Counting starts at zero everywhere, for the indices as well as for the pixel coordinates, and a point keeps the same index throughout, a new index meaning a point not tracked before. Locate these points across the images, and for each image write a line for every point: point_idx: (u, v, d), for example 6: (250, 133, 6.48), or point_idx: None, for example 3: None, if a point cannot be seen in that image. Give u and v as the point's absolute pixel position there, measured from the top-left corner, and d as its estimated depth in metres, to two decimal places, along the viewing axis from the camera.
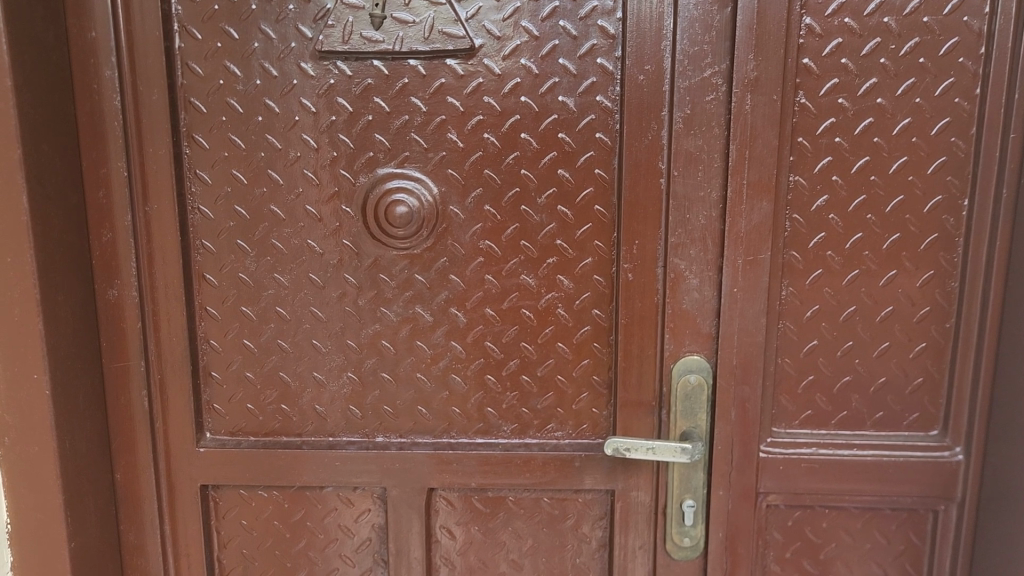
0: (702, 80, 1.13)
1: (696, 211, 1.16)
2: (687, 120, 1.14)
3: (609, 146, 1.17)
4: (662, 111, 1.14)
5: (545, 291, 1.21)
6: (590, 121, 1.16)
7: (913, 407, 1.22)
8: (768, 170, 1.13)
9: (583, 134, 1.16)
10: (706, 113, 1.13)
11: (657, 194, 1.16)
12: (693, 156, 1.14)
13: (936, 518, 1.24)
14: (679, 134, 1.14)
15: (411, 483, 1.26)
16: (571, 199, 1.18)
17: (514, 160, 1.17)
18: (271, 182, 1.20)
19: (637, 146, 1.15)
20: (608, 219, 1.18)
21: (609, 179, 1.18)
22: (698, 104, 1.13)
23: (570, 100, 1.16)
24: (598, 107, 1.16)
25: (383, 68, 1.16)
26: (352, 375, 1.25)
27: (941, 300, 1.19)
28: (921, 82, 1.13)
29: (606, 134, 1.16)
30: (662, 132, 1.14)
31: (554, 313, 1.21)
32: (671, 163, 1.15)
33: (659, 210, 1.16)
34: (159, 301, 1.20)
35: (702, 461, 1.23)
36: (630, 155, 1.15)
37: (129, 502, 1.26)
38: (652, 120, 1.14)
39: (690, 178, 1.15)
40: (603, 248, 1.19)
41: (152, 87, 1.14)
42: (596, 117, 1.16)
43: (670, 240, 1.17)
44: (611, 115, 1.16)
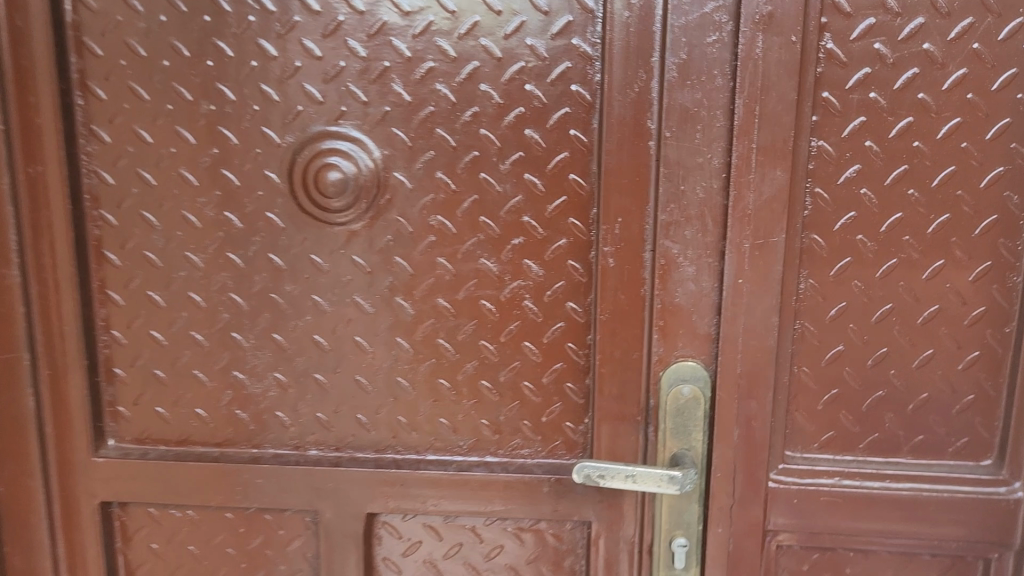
0: (701, 18, 0.90)
1: (693, 184, 0.94)
2: (682, 69, 0.91)
3: (589, 101, 0.95)
4: (653, 57, 0.92)
5: (509, 279, 1.00)
6: (564, 70, 0.95)
7: (961, 431, 0.99)
8: (783, 132, 0.91)
9: (556, 85, 0.95)
10: (706, 60, 0.91)
11: (646, 161, 0.94)
12: (689, 114, 0.92)
13: (987, 568, 1.01)
14: (673, 87, 0.92)
15: (347, 506, 1.05)
16: (541, 166, 0.97)
17: (472, 117, 0.97)
18: (182, 142, 1.00)
19: (620, 100, 0.93)
20: (586, 191, 0.97)
21: (589, 142, 0.96)
22: (695, 48, 0.91)
23: (541, 42, 0.94)
24: (575, 52, 0.94)
25: (313, 3, 0.95)
26: (280, 375, 1.05)
27: (999, 299, 0.95)
28: (980, 24, 0.89)
29: (582, 86, 0.95)
30: (652, 84, 0.92)
31: (520, 305, 1.00)
32: (664, 121, 0.92)
33: (647, 181, 0.94)
34: (46, 282, 1.02)
35: (698, 492, 1.01)
36: (611, 111, 0.93)
37: (15, 518, 1.08)
38: (640, 68, 0.92)
39: (685, 141, 0.93)
40: (580, 226, 0.98)
41: (34, 23, 0.95)
42: (573, 65, 0.94)
43: (659, 219, 0.95)
44: (591, 62, 0.94)
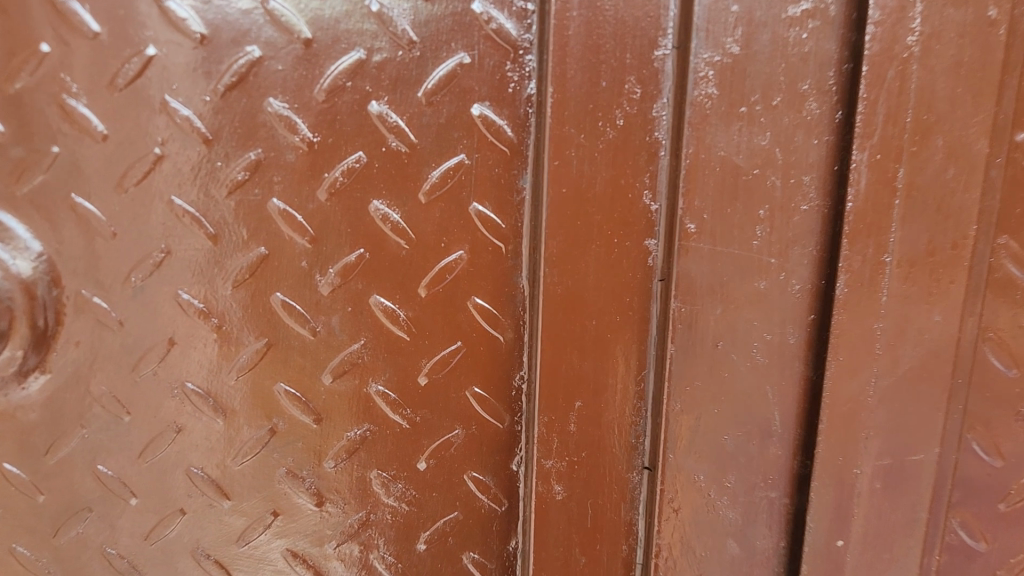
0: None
1: (744, 339, 0.41)
2: (728, 77, 0.38)
3: (511, 143, 0.43)
4: (660, 49, 0.39)
5: (342, 510, 0.48)
6: (454, 70, 0.42)
7: None
8: (948, 228, 0.39)
9: (435, 106, 0.43)
10: (783, 56, 0.38)
11: (640, 282, 0.42)
12: (738, 181, 0.39)
13: None
14: (704, 119, 0.39)
15: None
16: (406, 278, 0.45)
17: (249, 175, 0.43)
18: None
19: (582, 146, 0.40)
20: (504, 332, 0.46)
21: (511, 232, 0.44)
22: (759, 27, 0.38)
23: (400, 7, 0.42)
24: (478, 31, 0.42)
25: None
26: None
27: None
28: None
29: (493, 108, 0.43)
30: (655, 111, 0.40)
31: (367, 559, 0.49)
32: (682, 199, 0.40)
33: (641, 326, 0.42)
34: None
35: None
36: (560, 172, 0.41)
37: None
38: (628, 71, 0.40)
39: (730, 242, 0.40)
40: (489, 405, 0.47)
41: None
42: (475, 62, 0.42)
43: (665, 410, 0.43)
44: (516, 54, 0.42)
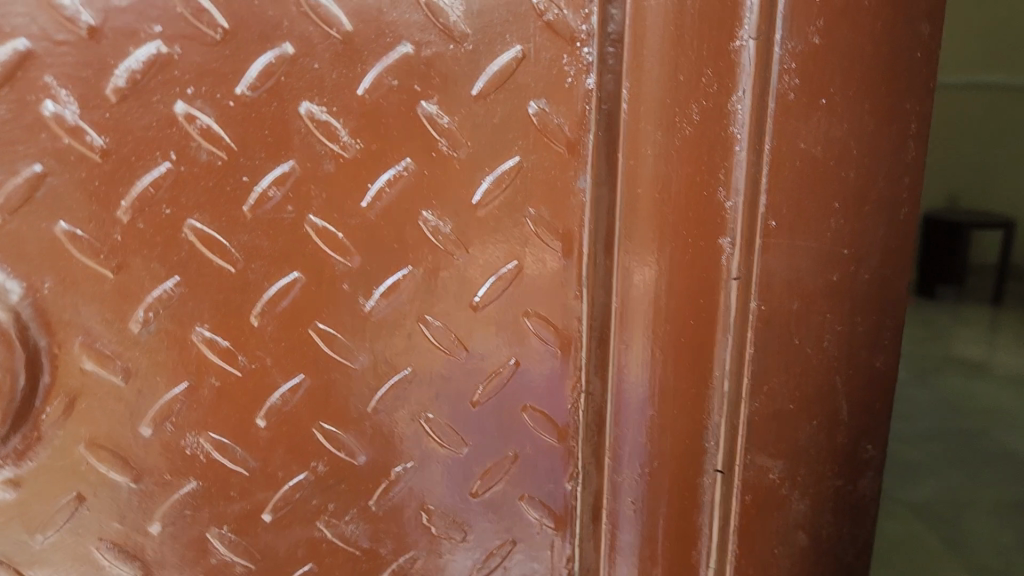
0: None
1: (818, 333, 0.41)
2: (811, 67, 0.37)
3: (565, 140, 0.40)
4: (739, 38, 0.37)
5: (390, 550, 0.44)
6: (510, 64, 0.39)
7: None
8: None
9: (488, 105, 0.39)
10: (862, 46, 0.38)
11: (713, 281, 0.40)
12: (816, 174, 0.39)
13: None
14: (788, 112, 0.38)
15: None
16: (456, 295, 0.41)
17: (289, 191, 0.38)
18: None
19: (659, 145, 0.39)
20: (560, 344, 0.43)
21: (562, 235, 0.41)
22: (845, 18, 0.37)
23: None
24: (535, 21, 0.38)
25: None
26: None
27: None
28: None
29: (550, 105, 0.40)
30: (733, 104, 0.38)
31: None
32: (763, 195, 0.39)
33: (713, 327, 0.41)
34: None
35: None
36: (635, 173, 0.39)
37: None
38: (707, 62, 0.38)
39: (806, 235, 0.40)
40: (544, 422, 0.44)
41: None
42: (530, 56, 0.39)
43: (740, 410, 0.42)
44: (573, 46, 0.39)
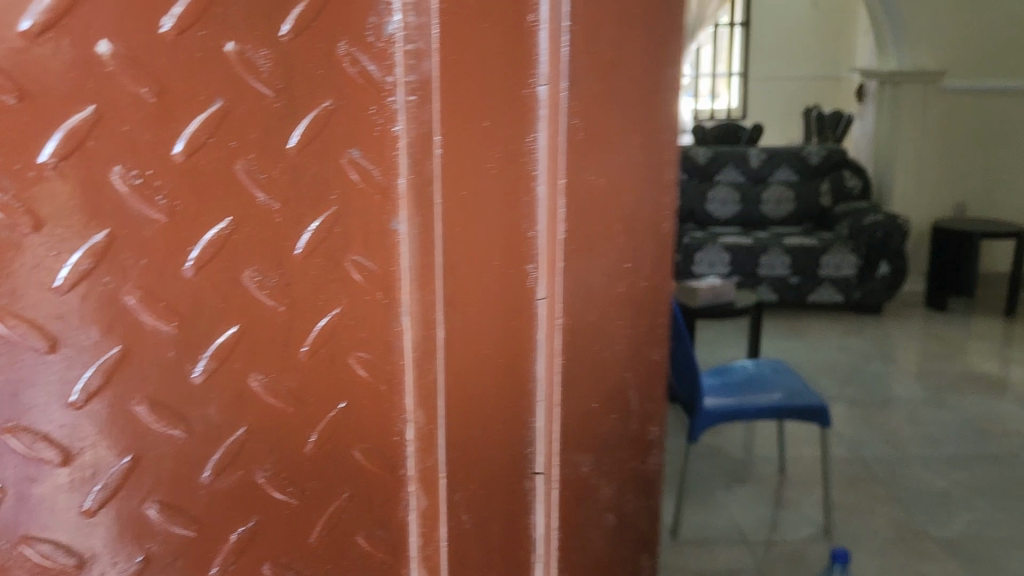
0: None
1: (613, 340, 0.40)
2: (592, 95, 0.36)
3: (376, 181, 0.40)
4: (534, 82, 0.36)
5: None
6: (318, 116, 0.38)
7: None
8: None
9: (309, 155, 0.39)
10: (644, 77, 0.37)
11: (522, 301, 0.39)
12: (603, 190, 0.38)
13: None
14: (580, 142, 0.37)
15: None
16: (284, 344, 0.41)
17: (129, 272, 0.36)
18: None
19: (468, 190, 0.38)
20: (384, 381, 0.43)
21: (380, 280, 0.42)
22: (622, 55, 0.36)
23: (259, 51, 0.36)
24: (341, 72, 0.38)
25: None
26: None
27: None
28: None
29: (364, 154, 0.40)
30: (531, 137, 0.37)
31: None
32: (561, 226, 0.37)
33: (525, 348, 0.40)
34: None
35: None
36: (451, 220, 0.38)
37: None
38: (507, 104, 0.37)
39: (604, 258, 0.39)
40: (374, 461, 0.44)
41: None
42: (340, 106, 0.39)
43: (553, 412, 0.40)
44: (381, 96, 0.39)
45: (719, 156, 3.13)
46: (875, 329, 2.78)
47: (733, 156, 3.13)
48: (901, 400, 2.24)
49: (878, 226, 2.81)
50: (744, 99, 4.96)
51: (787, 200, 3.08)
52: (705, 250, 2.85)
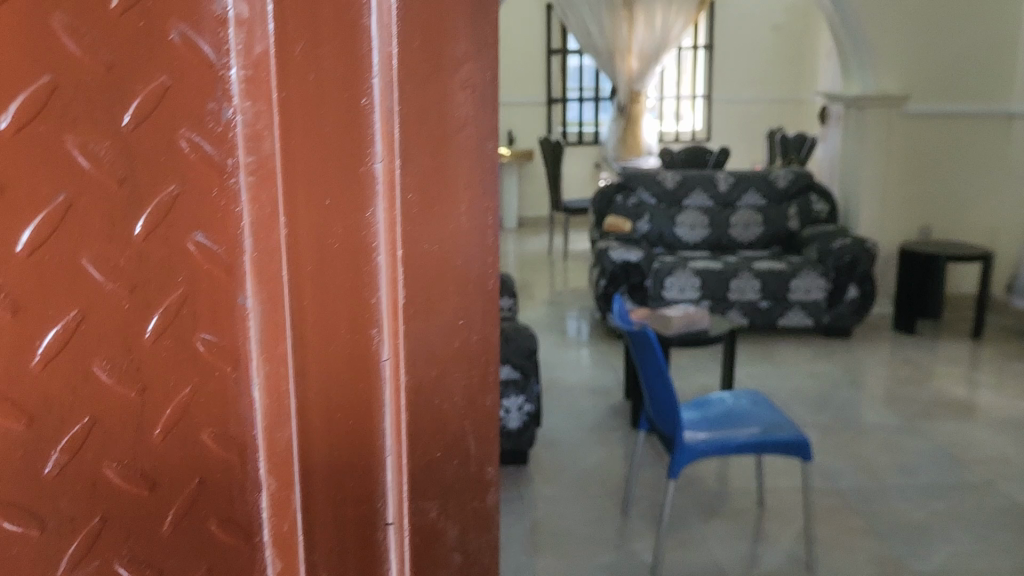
0: (419, 25, 0.31)
1: (453, 399, 0.35)
2: (418, 157, 0.32)
3: (217, 258, 0.34)
4: (370, 160, 0.33)
5: None
6: (168, 203, 0.33)
7: None
8: None
9: (154, 243, 0.33)
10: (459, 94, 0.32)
11: (366, 369, 0.35)
12: (433, 243, 0.33)
13: None
14: (414, 205, 0.33)
15: None
16: (142, 421, 0.34)
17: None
18: None
19: (313, 267, 0.33)
20: (236, 454, 0.36)
21: (230, 353, 0.35)
22: (451, 109, 0.32)
23: (100, 142, 0.31)
24: (182, 159, 0.33)
25: None
26: None
27: None
28: None
29: (213, 238, 0.34)
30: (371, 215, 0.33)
31: None
32: (401, 291, 0.33)
33: (370, 410, 0.35)
34: None
35: None
36: (302, 305, 0.34)
37: None
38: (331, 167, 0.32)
39: (439, 301, 0.34)
40: (232, 534, 0.37)
41: None
42: (186, 190, 0.33)
43: (399, 468, 0.35)
44: (224, 178, 0.33)
45: (686, 181, 3.13)
46: (844, 352, 2.77)
47: (701, 181, 3.13)
48: (873, 427, 2.23)
49: (846, 249, 2.82)
50: (709, 120, 4.99)
51: (755, 223, 3.08)
52: (675, 275, 2.83)
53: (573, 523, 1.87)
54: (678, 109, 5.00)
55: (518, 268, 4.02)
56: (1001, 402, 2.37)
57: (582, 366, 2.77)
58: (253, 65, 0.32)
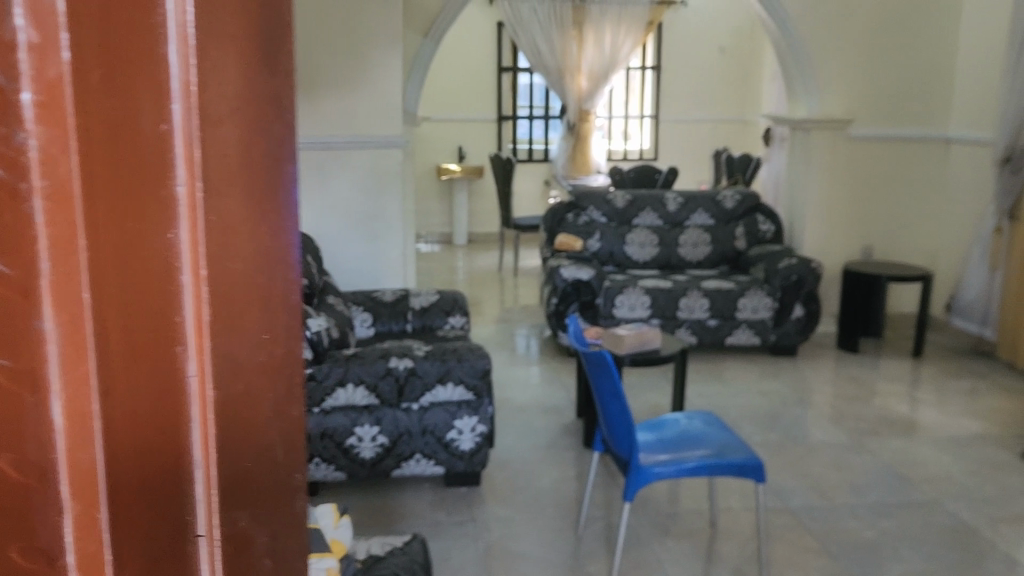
0: (203, 29, 0.22)
1: (276, 450, 0.27)
2: (216, 185, 0.23)
3: (10, 284, 0.19)
4: (172, 181, 0.22)
5: None
6: None
7: None
8: None
9: None
10: (233, 56, 0.24)
11: (175, 443, 0.23)
12: (240, 282, 0.24)
13: None
14: (221, 250, 0.23)
15: None
16: None
17: None
18: None
19: (123, 325, 0.21)
20: None
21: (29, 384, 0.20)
22: (206, 54, 0.23)
23: None
24: None
25: None
26: None
27: None
28: None
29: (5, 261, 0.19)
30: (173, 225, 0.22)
31: None
32: (206, 309, 0.23)
33: (180, 508, 0.23)
34: None
35: None
36: (111, 382, 0.21)
37: None
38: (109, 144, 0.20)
39: (235, 325, 0.24)
40: None
41: None
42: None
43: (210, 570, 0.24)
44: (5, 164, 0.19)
45: (636, 200, 3.15)
46: (790, 371, 2.81)
47: (650, 200, 3.16)
48: (821, 446, 2.25)
49: (791, 269, 2.85)
50: (656, 140, 5.05)
51: (703, 242, 3.11)
52: (625, 293, 2.84)
53: (527, 545, 1.84)
54: (626, 129, 5.05)
55: (468, 284, 4.00)
56: (943, 420, 2.42)
57: (533, 383, 2.76)
58: (44, 86, 0.19)
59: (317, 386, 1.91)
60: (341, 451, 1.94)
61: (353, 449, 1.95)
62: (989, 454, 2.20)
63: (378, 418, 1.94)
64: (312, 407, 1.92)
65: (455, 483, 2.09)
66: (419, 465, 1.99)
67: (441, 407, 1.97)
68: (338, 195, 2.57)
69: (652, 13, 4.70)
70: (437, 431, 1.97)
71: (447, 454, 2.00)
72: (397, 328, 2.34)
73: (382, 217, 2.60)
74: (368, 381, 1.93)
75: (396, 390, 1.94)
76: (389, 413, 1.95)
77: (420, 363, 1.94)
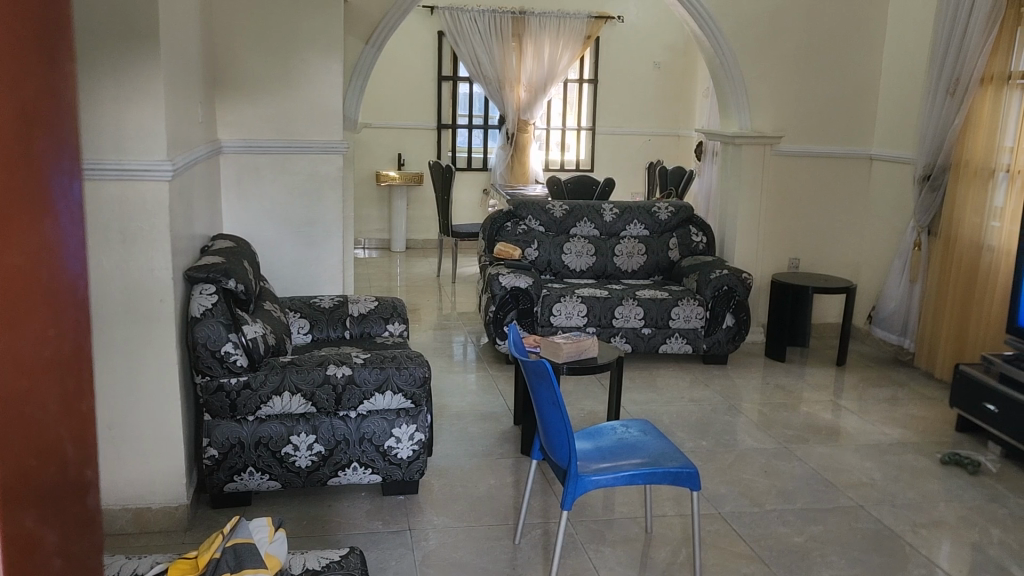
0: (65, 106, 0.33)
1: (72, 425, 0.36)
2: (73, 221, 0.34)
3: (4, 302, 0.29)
4: (67, 219, 0.33)
5: None
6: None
7: None
8: None
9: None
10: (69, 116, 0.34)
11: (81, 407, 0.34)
12: (50, 308, 0.32)
13: None
14: (25, 273, 0.30)
15: None
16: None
17: None
18: None
19: (49, 309, 0.32)
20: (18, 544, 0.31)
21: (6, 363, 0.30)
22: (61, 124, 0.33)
23: None
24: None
25: None
26: None
27: None
28: None
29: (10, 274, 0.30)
30: (73, 259, 0.33)
31: None
32: (84, 307, 0.34)
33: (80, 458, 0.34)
34: None
35: None
36: (37, 348, 0.31)
37: None
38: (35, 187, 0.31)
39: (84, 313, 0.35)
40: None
41: None
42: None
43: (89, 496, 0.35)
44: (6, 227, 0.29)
45: (574, 210, 3.19)
46: (721, 379, 2.88)
47: (587, 211, 3.20)
48: (750, 451, 2.32)
49: (722, 279, 2.92)
50: (592, 151, 5.12)
51: (638, 252, 3.17)
52: (562, 302, 2.88)
53: (466, 553, 1.84)
54: (564, 139, 5.11)
55: (406, 291, 3.98)
56: (865, 427, 2.52)
57: (470, 391, 2.76)
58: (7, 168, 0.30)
59: (252, 394, 1.88)
60: (276, 460, 1.92)
61: (289, 458, 1.92)
62: (909, 460, 2.30)
63: (314, 426, 1.92)
64: (247, 416, 1.89)
65: (392, 491, 2.08)
66: (355, 474, 1.98)
67: (379, 415, 1.95)
68: (275, 200, 2.53)
69: (590, 27, 4.86)
70: (375, 440, 1.96)
71: (385, 462, 1.98)
72: (334, 336, 2.32)
73: (320, 223, 2.57)
74: (305, 390, 1.90)
75: (334, 398, 1.91)
76: (325, 422, 1.93)
77: (358, 371, 1.92)
